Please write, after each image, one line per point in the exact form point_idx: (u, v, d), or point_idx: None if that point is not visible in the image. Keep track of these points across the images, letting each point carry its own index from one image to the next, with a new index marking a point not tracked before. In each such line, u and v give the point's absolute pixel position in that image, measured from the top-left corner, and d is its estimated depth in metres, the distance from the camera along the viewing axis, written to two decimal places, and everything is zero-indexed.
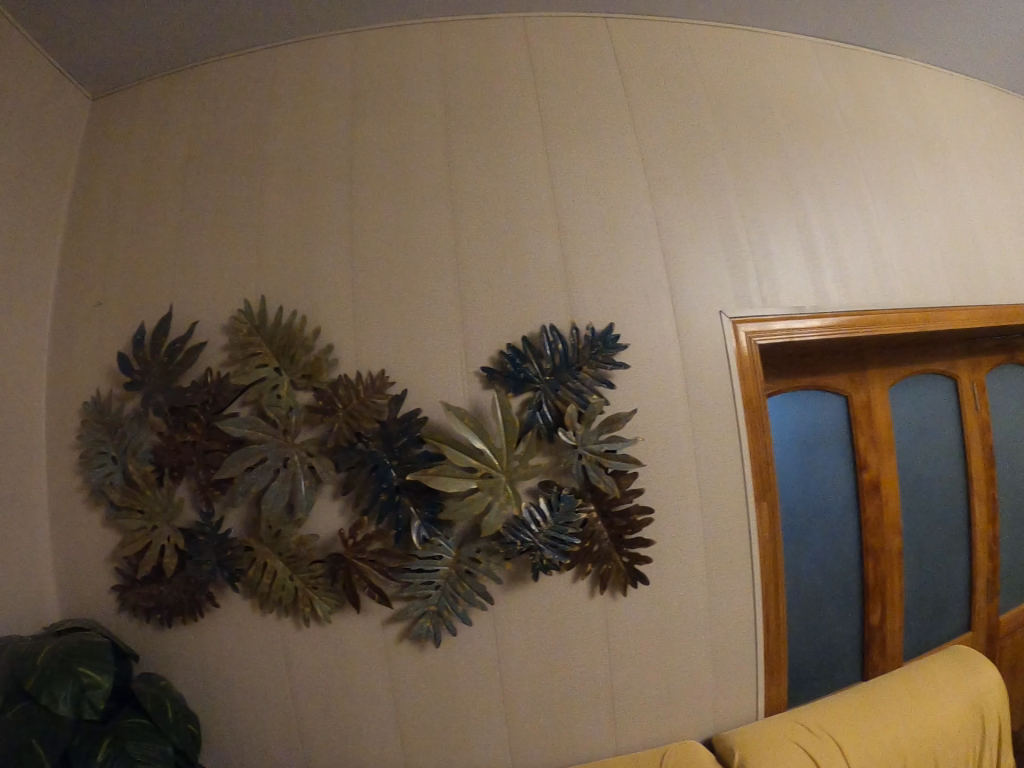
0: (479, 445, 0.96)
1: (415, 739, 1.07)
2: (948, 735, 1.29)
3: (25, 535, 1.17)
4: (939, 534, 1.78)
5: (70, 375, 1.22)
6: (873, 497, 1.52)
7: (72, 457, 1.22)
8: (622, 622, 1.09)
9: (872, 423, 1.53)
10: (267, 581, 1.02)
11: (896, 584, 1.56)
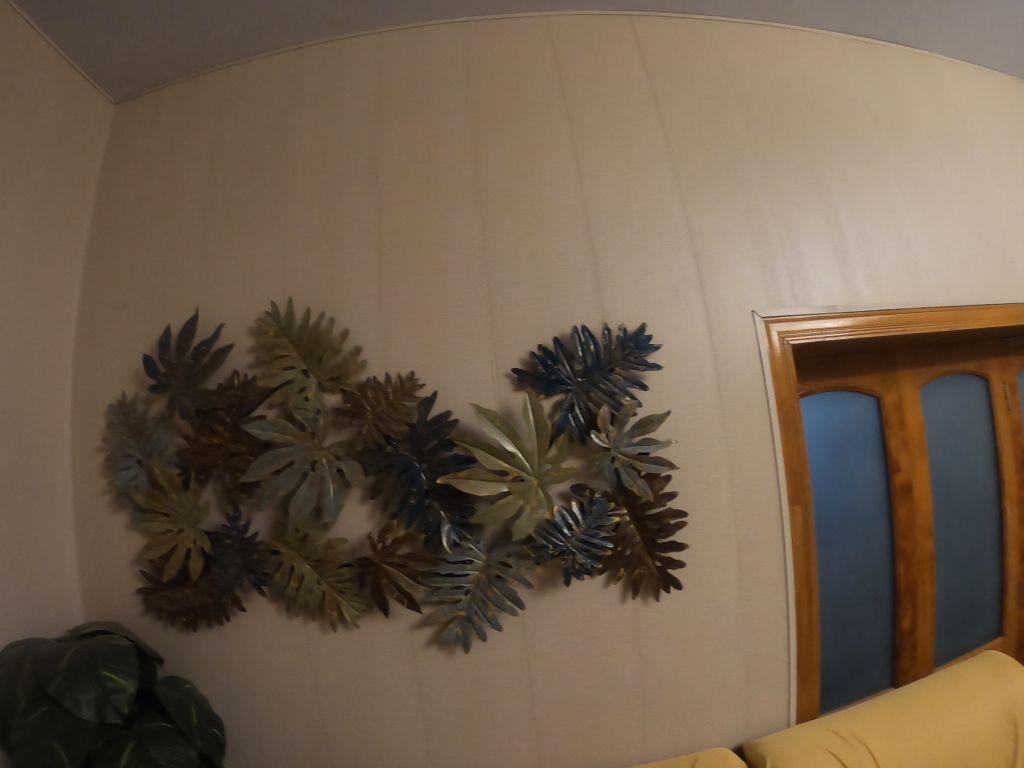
0: (510, 448, 0.94)
1: (442, 745, 1.05)
2: (984, 746, 1.25)
3: (50, 537, 1.17)
4: (971, 538, 1.74)
5: (96, 376, 1.22)
6: (905, 501, 1.48)
7: (97, 458, 1.21)
8: (654, 627, 1.07)
9: (905, 425, 1.49)
10: (294, 585, 1.01)
11: (929, 591, 1.52)
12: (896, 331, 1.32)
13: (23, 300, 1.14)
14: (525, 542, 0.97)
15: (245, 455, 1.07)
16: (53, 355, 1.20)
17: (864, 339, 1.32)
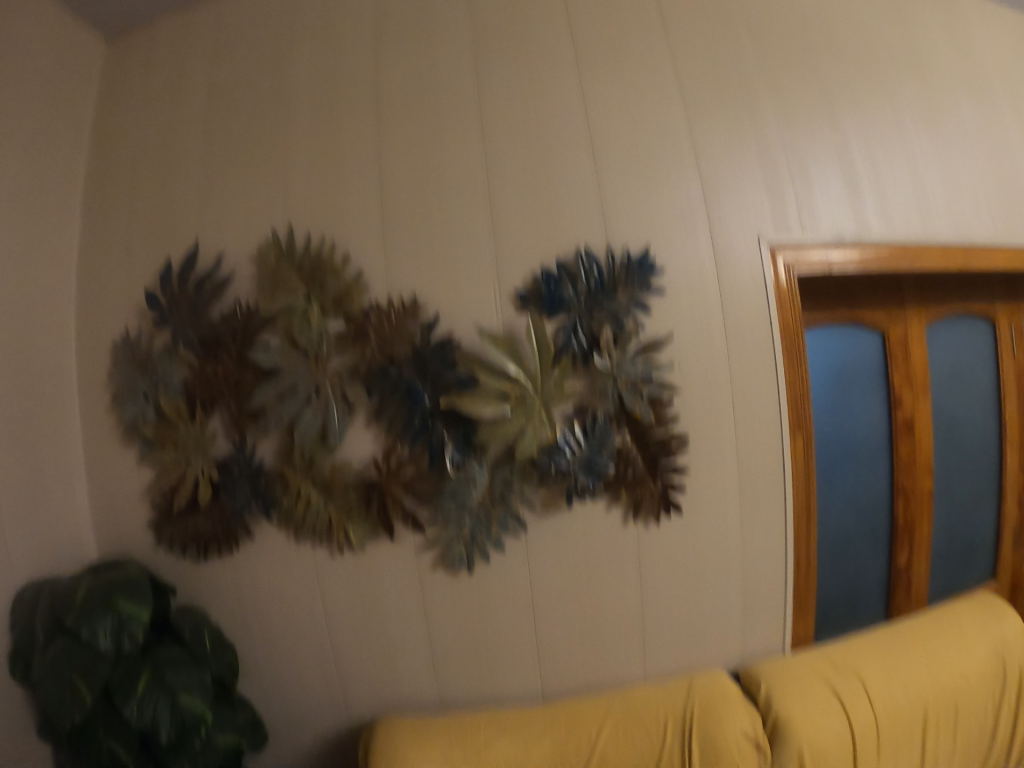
0: (512, 370, 0.95)
1: (448, 663, 1.09)
2: (969, 678, 1.29)
3: (60, 471, 1.19)
4: (969, 480, 1.75)
5: (99, 314, 1.22)
6: (906, 437, 1.49)
7: (104, 393, 1.22)
8: (656, 550, 1.08)
9: (909, 361, 1.49)
10: (301, 509, 1.03)
11: (927, 529, 1.54)
12: (904, 264, 1.30)
13: (23, 238, 1.13)
14: (527, 463, 0.99)
15: (250, 382, 1.08)
16: (55, 291, 1.20)
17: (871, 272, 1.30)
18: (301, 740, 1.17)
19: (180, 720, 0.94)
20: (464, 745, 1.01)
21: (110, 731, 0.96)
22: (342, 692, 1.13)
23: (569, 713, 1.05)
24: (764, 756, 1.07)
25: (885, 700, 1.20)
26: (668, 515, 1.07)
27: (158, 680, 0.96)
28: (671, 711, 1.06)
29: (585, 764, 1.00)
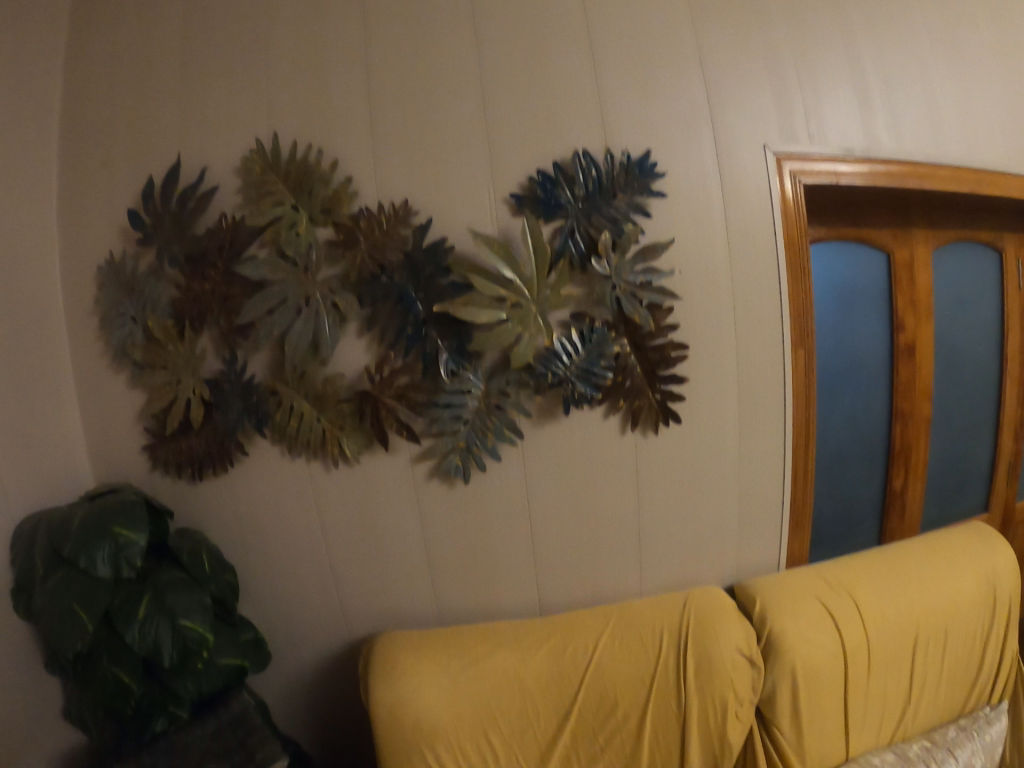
0: (507, 275, 0.93)
1: (445, 575, 1.10)
2: (957, 608, 1.28)
3: (51, 399, 1.17)
4: (968, 409, 1.73)
5: (83, 236, 1.17)
6: (908, 360, 1.46)
7: (93, 319, 1.19)
8: (654, 462, 1.08)
9: (914, 285, 1.45)
10: (294, 424, 1.03)
11: (922, 454, 1.53)
12: (914, 183, 1.26)
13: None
14: (523, 370, 0.97)
15: (238, 297, 1.05)
16: (36, 213, 1.15)
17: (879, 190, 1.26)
18: (303, 655, 1.19)
19: (182, 643, 0.95)
20: (462, 657, 1.03)
21: (115, 654, 0.99)
22: (341, 607, 1.14)
23: (566, 626, 1.07)
24: (759, 672, 1.09)
25: (876, 623, 1.20)
26: (667, 426, 1.06)
27: (158, 602, 0.97)
28: (666, 624, 1.08)
29: (583, 675, 1.03)
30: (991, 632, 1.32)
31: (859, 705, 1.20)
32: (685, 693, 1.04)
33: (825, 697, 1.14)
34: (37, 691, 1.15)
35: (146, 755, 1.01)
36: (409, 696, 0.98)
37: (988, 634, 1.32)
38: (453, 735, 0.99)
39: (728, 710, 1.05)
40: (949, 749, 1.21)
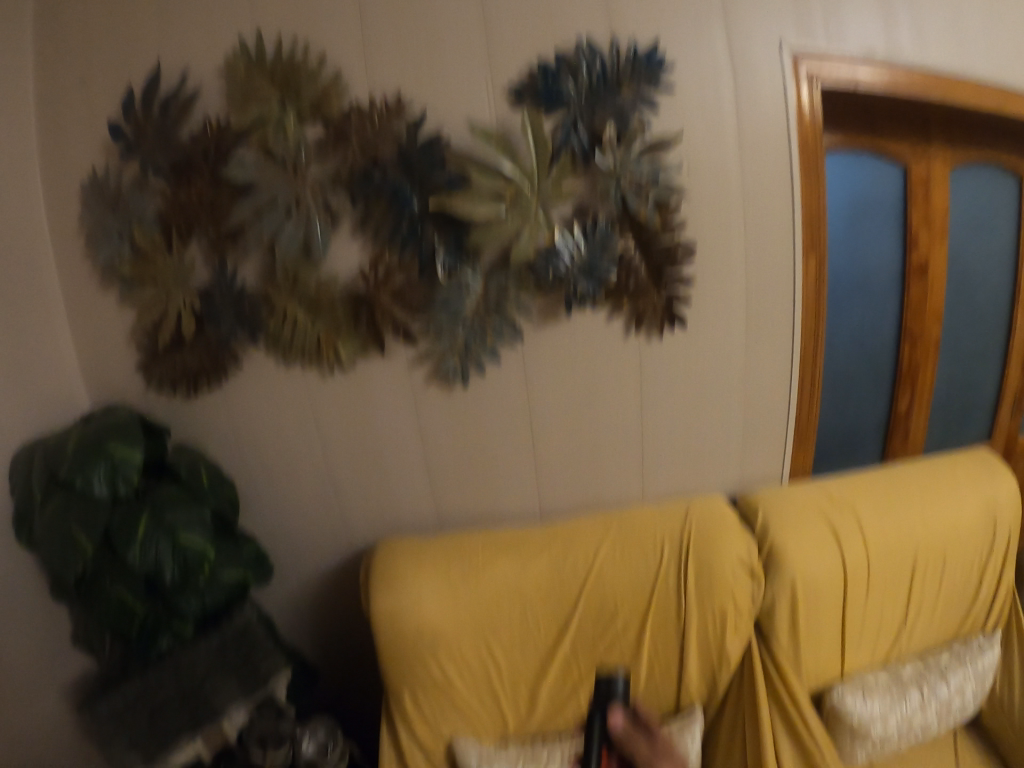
0: (507, 169, 0.91)
1: (444, 480, 1.12)
2: (953, 533, 1.23)
3: (39, 324, 1.08)
4: (971, 337, 1.55)
5: (62, 143, 1.05)
6: (916, 278, 1.38)
7: (81, 240, 1.09)
8: (658, 365, 1.07)
9: (929, 202, 1.36)
10: (289, 331, 1.01)
11: (931, 375, 1.45)
12: (937, 96, 1.18)
13: None
14: (524, 268, 0.96)
15: (227, 203, 0.99)
16: (13, 126, 1.01)
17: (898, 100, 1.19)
18: (301, 568, 1.18)
19: (182, 559, 0.95)
20: (462, 564, 1.02)
21: (117, 576, 0.96)
22: (342, 514, 1.16)
23: (569, 534, 1.07)
24: (759, 585, 1.08)
25: (877, 542, 1.16)
26: (672, 330, 1.05)
27: (157, 521, 0.95)
28: (669, 534, 1.07)
29: (583, 583, 1.03)
30: (987, 556, 1.27)
31: (855, 621, 1.17)
32: (686, 604, 1.04)
33: (824, 610, 1.12)
34: (40, 622, 1.12)
35: (153, 676, 1.02)
36: (410, 606, 0.98)
37: (984, 558, 1.27)
38: (454, 641, 0.99)
39: (727, 621, 1.05)
40: (941, 673, 1.22)
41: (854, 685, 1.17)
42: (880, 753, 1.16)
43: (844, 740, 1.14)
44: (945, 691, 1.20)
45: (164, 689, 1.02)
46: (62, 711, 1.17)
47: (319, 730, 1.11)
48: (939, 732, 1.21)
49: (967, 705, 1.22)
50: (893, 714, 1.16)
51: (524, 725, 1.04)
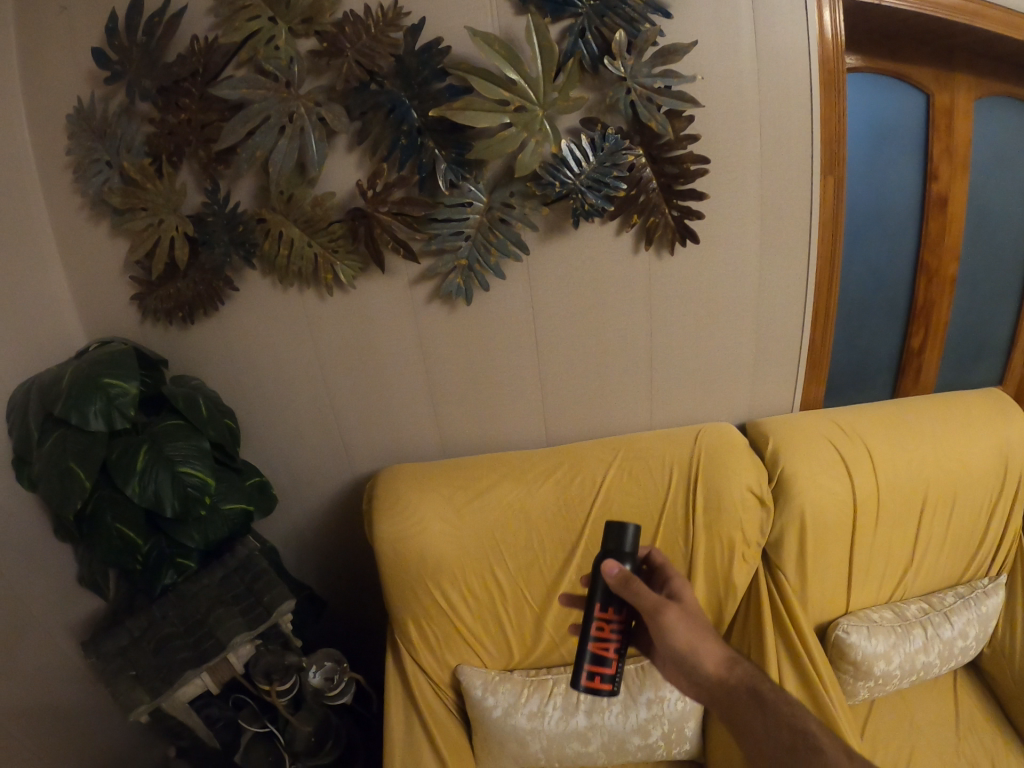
0: (512, 77, 0.85)
1: (447, 395, 1.14)
2: (962, 472, 1.14)
3: (30, 261, 1.04)
4: (996, 278, 1.43)
5: (46, 68, 0.99)
6: (937, 213, 1.29)
7: (68, 172, 1.04)
8: (667, 279, 1.06)
9: (951, 133, 1.25)
10: (285, 252, 0.98)
11: (946, 312, 1.39)
12: (963, 21, 1.10)
13: None
14: (530, 179, 0.92)
15: (218, 125, 0.93)
16: None
17: (928, 20, 1.11)
18: (308, 494, 1.25)
19: (183, 491, 0.92)
20: (468, 491, 1.03)
21: (120, 511, 0.94)
22: (347, 432, 1.17)
23: (574, 456, 1.06)
24: (767, 512, 1.07)
25: (884, 476, 1.10)
26: (684, 246, 1.03)
27: (156, 452, 0.93)
28: (677, 461, 1.05)
29: (589, 509, 1.02)
30: (1001, 496, 1.17)
31: (861, 558, 1.12)
32: (694, 532, 1.03)
33: (831, 543, 1.09)
34: (45, 560, 1.11)
35: (158, 610, 1.02)
36: (412, 530, 0.99)
37: (998, 498, 1.18)
38: (458, 568, 1.00)
39: (735, 548, 1.04)
40: (946, 614, 1.16)
41: (859, 622, 1.12)
42: (880, 691, 1.13)
43: (846, 675, 1.10)
44: (949, 633, 1.14)
45: (169, 622, 1.01)
46: (72, 647, 1.17)
47: (324, 662, 1.09)
48: (940, 673, 1.16)
49: (969, 649, 1.16)
50: (896, 653, 1.11)
51: (528, 654, 1.05)
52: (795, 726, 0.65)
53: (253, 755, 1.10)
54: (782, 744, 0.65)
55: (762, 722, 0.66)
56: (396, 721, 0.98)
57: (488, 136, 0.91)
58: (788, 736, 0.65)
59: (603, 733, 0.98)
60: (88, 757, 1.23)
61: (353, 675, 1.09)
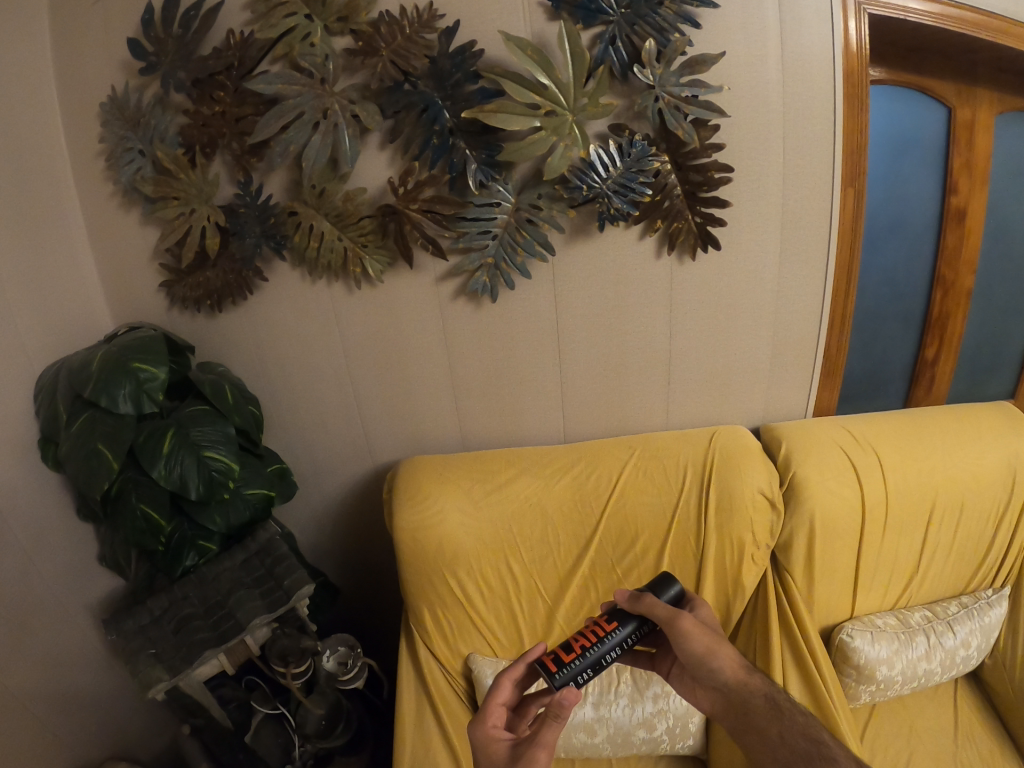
0: (543, 82, 0.87)
1: (466, 390, 1.16)
2: (972, 485, 1.15)
3: (61, 247, 1.07)
4: (1013, 292, 1.43)
5: (81, 59, 1.01)
6: (955, 226, 1.31)
7: (100, 161, 1.06)
8: (686, 282, 1.08)
9: (972, 147, 1.26)
10: (315, 246, 1.01)
11: (962, 325, 1.40)
12: (986, 37, 1.11)
13: None
14: (557, 182, 0.95)
15: (252, 118, 0.96)
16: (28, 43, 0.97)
17: (951, 37, 1.12)
18: (326, 482, 1.28)
19: (208, 475, 0.95)
20: (485, 484, 1.05)
21: (145, 493, 0.97)
22: (366, 422, 1.20)
23: (588, 454, 1.08)
24: (778, 516, 1.08)
25: (895, 486, 1.12)
26: (705, 251, 1.05)
27: (182, 437, 0.96)
28: (690, 461, 1.08)
29: (603, 505, 1.04)
30: (1010, 509, 1.19)
31: (868, 563, 1.14)
32: (705, 532, 1.05)
33: (839, 548, 1.11)
34: (67, 539, 1.14)
35: (179, 590, 1.05)
36: (430, 521, 1.01)
37: (1007, 511, 1.19)
38: (472, 558, 1.02)
39: (744, 550, 1.06)
40: (949, 623, 1.17)
41: (863, 627, 1.14)
42: (882, 696, 1.14)
43: (848, 679, 1.12)
44: (952, 642, 1.16)
45: (189, 602, 1.03)
46: (91, 625, 1.20)
47: (338, 646, 1.12)
48: (942, 680, 1.18)
49: (971, 659, 1.18)
50: (899, 659, 1.12)
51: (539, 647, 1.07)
52: (811, 736, 0.70)
53: (263, 736, 1.14)
54: (794, 750, 0.69)
55: (776, 728, 0.71)
56: (408, 707, 1.00)
57: (517, 137, 0.93)
58: (803, 744, 0.69)
59: (609, 725, 1.02)
60: (104, 729, 1.27)
61: (366, 661, 1.11)
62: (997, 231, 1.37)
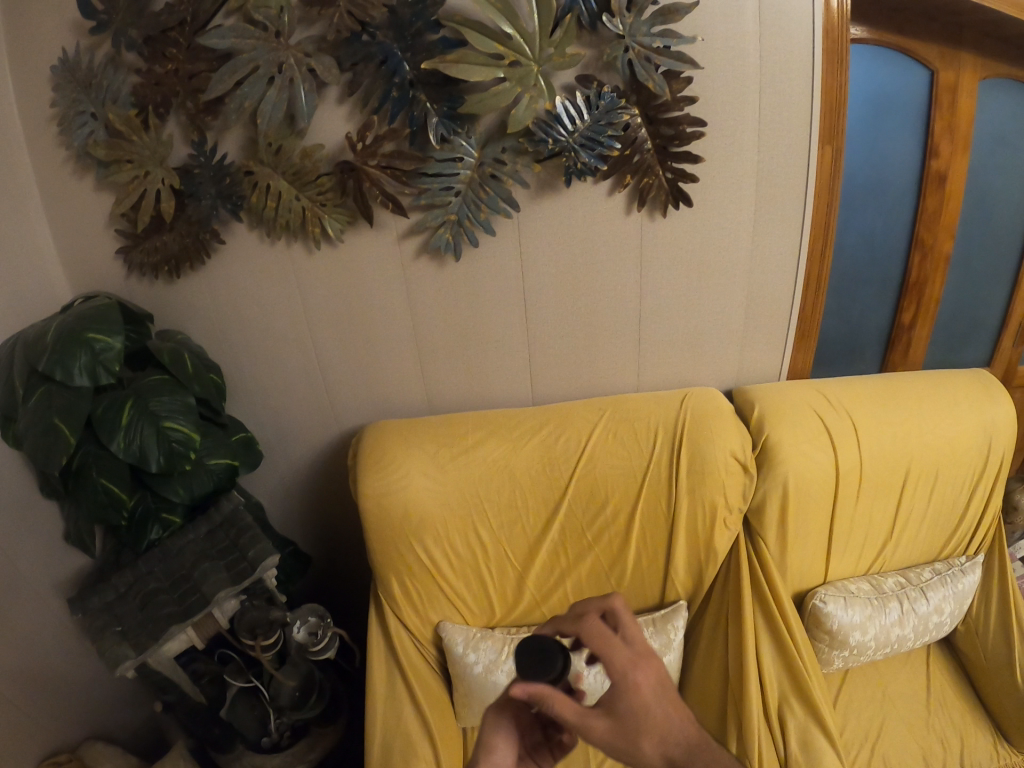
0: (507, 31, 0.83)
1: (432, 355, 1.14)
2: (946, 455, 1.15)
3: (18, 217, 1.02)
4: (988, 259, 1.42)
5: (29, 17, 0.94)
6: (935, 190, 1.28)
7: (54, 126, 1.00)
8: (657, 240, 1.06)
9: (953, 111, 1.23)
10: (272, 206, 0.98)
11: (940, 289, 1.38)
12: None
13: None
14: (521, 135, 0.92)
15: (206, 74, 0.90)
16: None
17: None
18: (294, 452, 1.25)
19: (168, 446, 0.91)
20: (453, 448, 1.03)
21: (104, 468, 0.93)
22: (331, 391, 1.18)
23: (559, 419, 1.07)
24: (751, 480, 1.07)
25: (869, 452, 1.11)
26: (675, 208, 1.03)
27: (141, 408, 0.92)
28: (663, 423, 1.06)
29: (574, 470, 1.03)
30: (983, 480, 1.19)
31: (842, 527, 1.14)
32: (677, 495, 1.04)
33: (813, 512, 1.10)
34: (34, 518, 1.10)
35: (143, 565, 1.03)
36: (397, 487, 0.99)
37: (980, 481, 1.19)
38: (439, 525, 1.01)
39: (717, 515, 1.05)
40: (922, 589, 1.17)
41: (837, 592, 1.13)
42: (855, 661, 1.15)
43: (821, 644, 1.12)
44: (925, 609, 1.16)
45: (153, 577, 1.01)
46: (60, 604, 1.17)
47: (309, 617, 1.07)
48: (914, 646, 1.18)
49: (943, 625, 1.18)
50: (872, 624, 1.13)
51: (511, 610, 1.07)
52: None
53: (239, 710, 1.11)
54: None
55: None
56: (378, 678, 1.00)
57: (479, 88, 0.90)
58: None
59: None
60: (79, 704, 1.25)
61: (336, 631, 1.06)
62: (977, 198, 1.34)
